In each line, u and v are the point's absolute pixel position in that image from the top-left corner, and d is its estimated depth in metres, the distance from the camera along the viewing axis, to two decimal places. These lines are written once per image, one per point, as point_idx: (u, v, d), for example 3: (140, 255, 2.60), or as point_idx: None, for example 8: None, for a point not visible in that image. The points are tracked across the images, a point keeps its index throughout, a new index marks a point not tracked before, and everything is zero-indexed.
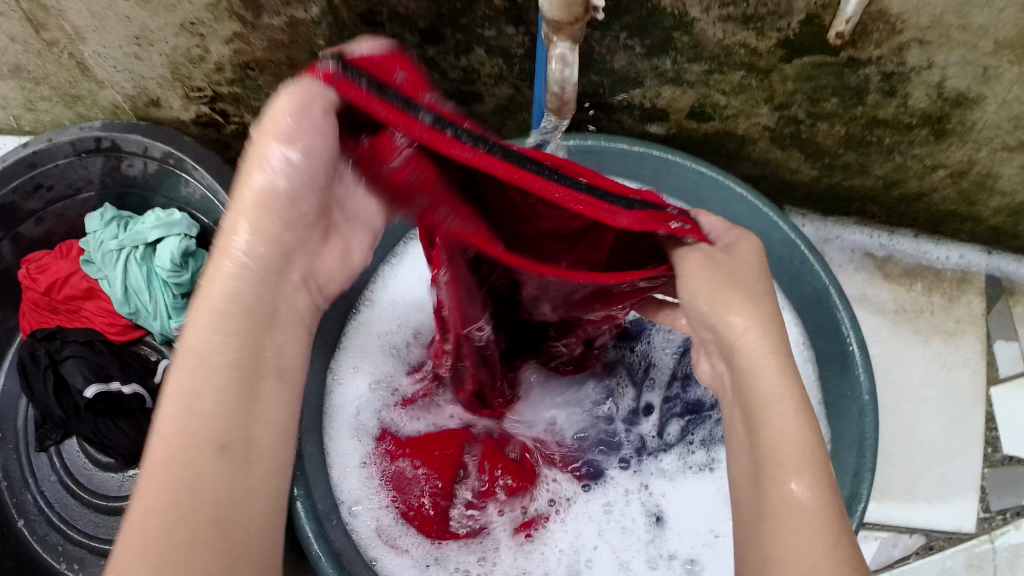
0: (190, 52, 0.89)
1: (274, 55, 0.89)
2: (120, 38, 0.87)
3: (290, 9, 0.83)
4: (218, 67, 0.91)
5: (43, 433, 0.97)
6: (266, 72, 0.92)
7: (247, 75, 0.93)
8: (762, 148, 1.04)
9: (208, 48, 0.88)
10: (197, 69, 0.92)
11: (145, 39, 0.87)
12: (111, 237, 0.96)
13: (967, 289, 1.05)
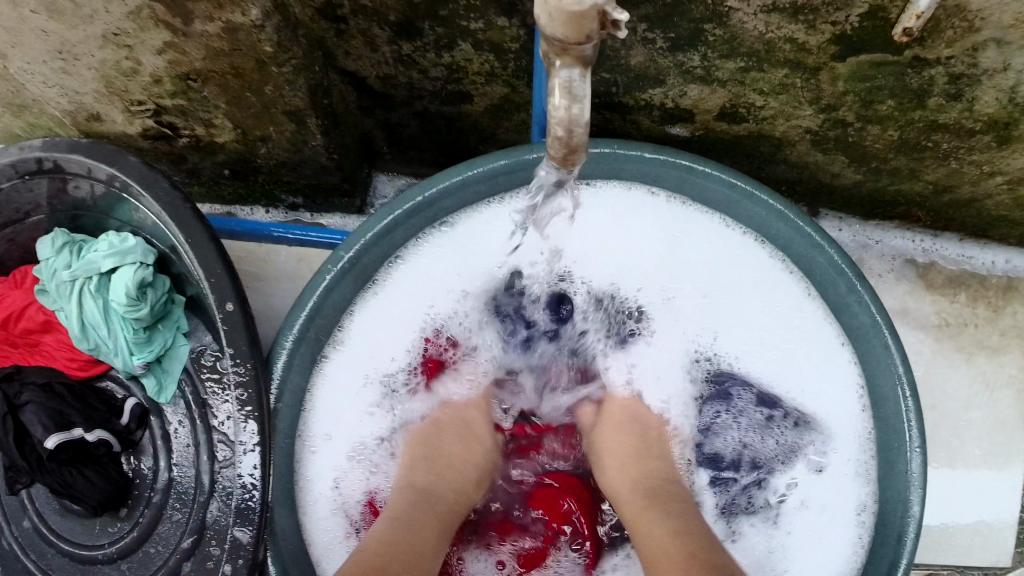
0: (121, 65, 0.75)
1: (216, 65, 0.74)
2: (44, 53, 0.73)
3: (224, 13, 0.67)
4: (156, 80, 0.76)
5: (9, 479, 0.88)
6: (210, 83, 0.76)
7: (189, 87, 0.77)
8: (801, 151, 0.92)
9: (138, 61, 0.74)
10: (133, 82, 0.77)
11: (68, 53, 0.73)
12: (63, 266, 0.85)
13: (1013, 299, 0.95)
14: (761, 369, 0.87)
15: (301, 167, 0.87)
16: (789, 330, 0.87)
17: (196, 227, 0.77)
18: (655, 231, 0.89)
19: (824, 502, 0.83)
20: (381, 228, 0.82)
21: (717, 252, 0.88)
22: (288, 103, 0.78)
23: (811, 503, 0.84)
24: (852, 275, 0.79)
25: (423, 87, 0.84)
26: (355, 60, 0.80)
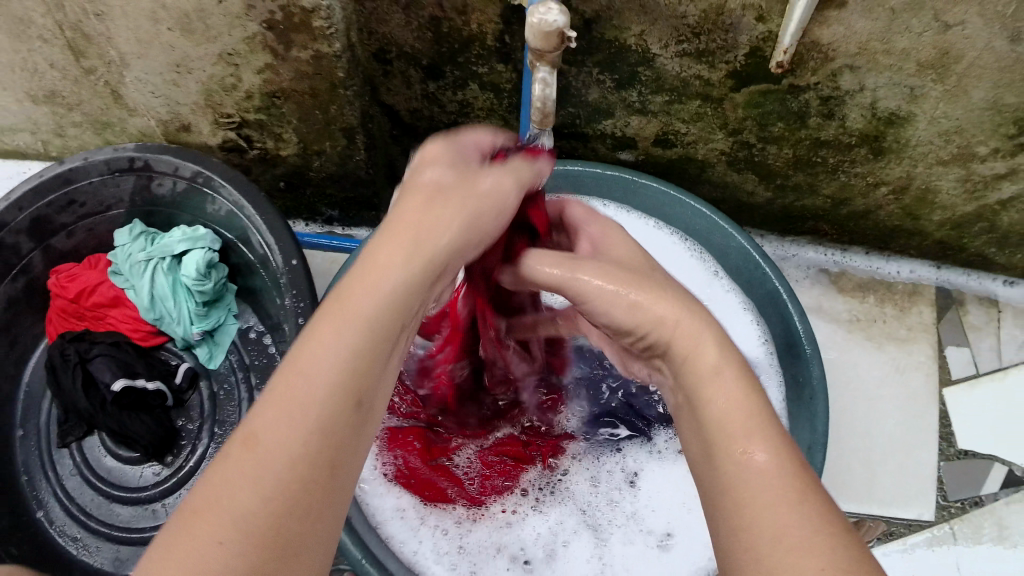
0: (224, 80, 1.00)
1: (298, 85, 0.99)
2: (163, 65, 0.99)
3: (315, 45, 0.92)
4: (248, 95, 1.02)
5: (66, 429, 1.05)
6: (290, 101, 1.01)
7: (273, 104, 1.02)
8: (720, 171, 1.16)
9: (240, 78, 0.99)
10: (228, 96, 1.02)
11: (184, 66, 0.98)
12: (138, 250, 1.07)
13: (918, 301, 1.15)
14: None
15: (343, 180, 1.14)
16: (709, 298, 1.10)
17: (272, 214, 0.99)
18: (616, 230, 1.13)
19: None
20: None
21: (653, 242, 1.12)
22: (343, 121, 1.04)
23: None
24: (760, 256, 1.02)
25: (441, 122, 1.11)
26: (393, 95, 1.07)
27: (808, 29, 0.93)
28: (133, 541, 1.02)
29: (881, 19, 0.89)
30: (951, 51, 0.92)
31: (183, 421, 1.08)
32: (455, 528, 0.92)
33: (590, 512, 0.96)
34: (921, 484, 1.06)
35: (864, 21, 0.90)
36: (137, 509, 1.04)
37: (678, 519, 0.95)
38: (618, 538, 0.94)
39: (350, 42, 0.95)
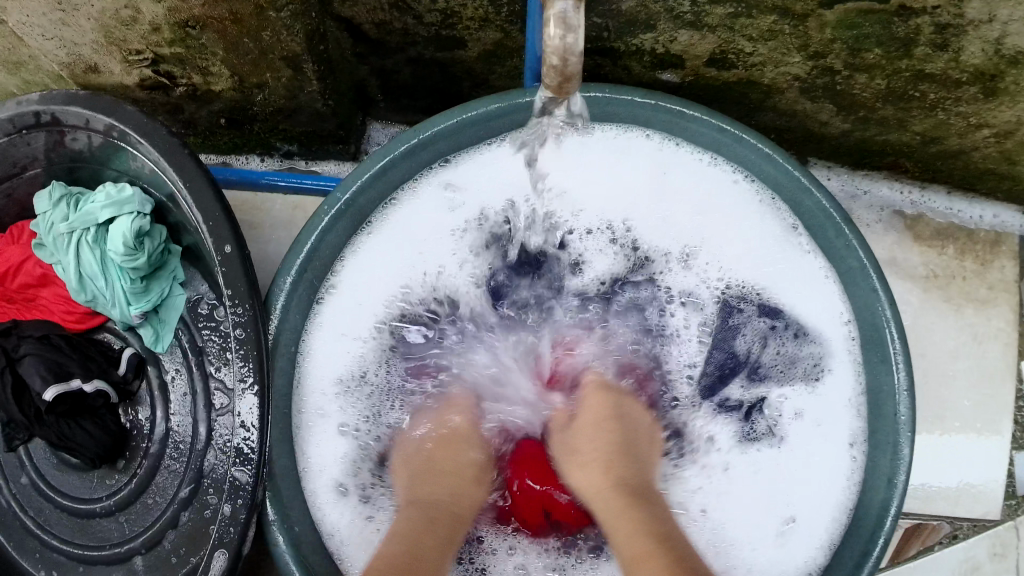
0: (119, 14, 0.74)
1: (215, 12, 0.73)
2: (42, 3, 0.73)
3: None
4: (154, 28, 0.76)
5: (8, 433, 0.89)
6: (208, 30, 0.76)
7: (187, 35, 0.77)
8: (790, 98, 0.93)
9: (138, 10, 0.73)
10: (131, 31, 0.76)
11: (66, 2, 0.72)
12: (60, 218, 0.85)
13: (1001, 253, 0.97)
14: (757, 288, 0.90)
15: (297, 114, 0.90)
16: (777, 257, 0.90)
17: (197, 176, 0.78)
18: (632, 168, 0.92)
19: (816, 417, 0.87)
20: (370, 178, 0.84)
21: (709, 185, 0.90)
22: (285, 48, 0.79)
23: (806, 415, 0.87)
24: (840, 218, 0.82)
25: (418, 34, 0.85)
26: (353, 7, 0.81)
27: None
28: (95, 560, 0.88)
29: None
30: None
31: (132, 419, 0.91)
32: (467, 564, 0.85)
33: None
34: (987, 472, 0.94)
35: None
36: (94, 524, 0.90)
37: (746, 547, 0.84)
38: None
39: None
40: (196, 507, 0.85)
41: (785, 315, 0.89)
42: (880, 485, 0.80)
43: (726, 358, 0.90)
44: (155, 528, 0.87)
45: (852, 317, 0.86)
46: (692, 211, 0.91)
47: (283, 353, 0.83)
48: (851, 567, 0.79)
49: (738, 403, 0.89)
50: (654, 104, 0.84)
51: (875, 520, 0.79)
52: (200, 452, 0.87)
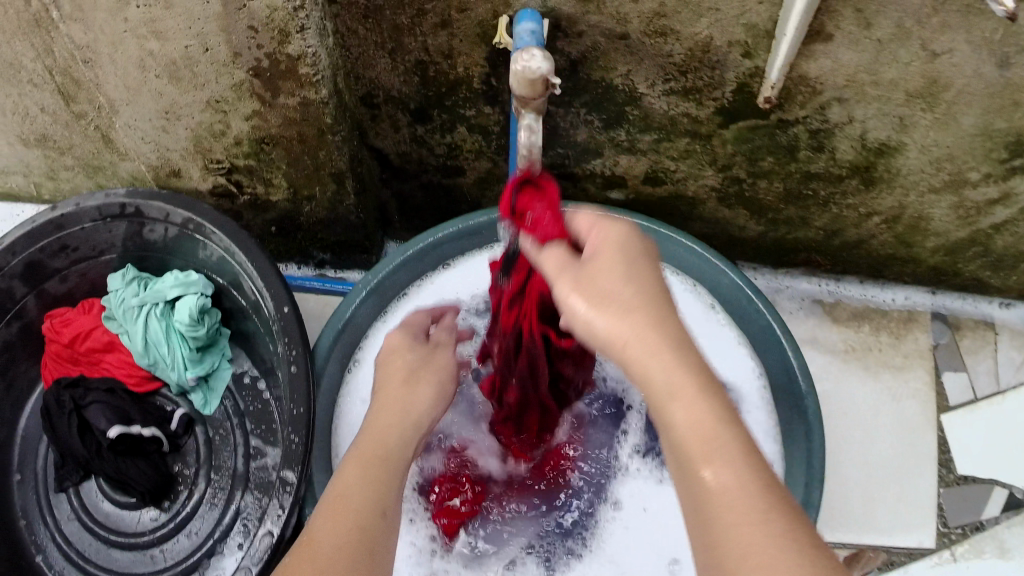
0: (213, 126, 1.01)
1: (287, 131, 1.00)
2: (152, 112, 0.99)
3: (303, 90, 0.94)
4: (237, 141, 1.03)
5: (62, 474, 1.05)
6: (279, 146, 1.03)
7: (262, 149, 1.04)
8: (711, 208, 1.16)
9: (229, 124, 1.00)
10: (218, 142, 1.03)
11: (173, 113, 0.99)
12: (131, 294, 1.08)
13: (914, 328, 1.15)
14: None
15: (335, 224, 1.15)
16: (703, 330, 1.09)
17: (259, 254, 0.99)
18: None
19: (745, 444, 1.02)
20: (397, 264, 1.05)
21: None
22: (333, 165, 1.05)
23: None
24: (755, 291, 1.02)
25: (430, 164, 1.16)
26: (383, 139, 1.12)
27: (796, 61, 0.92)
28: None
29: (866, 50, 0.87)
30: (939, 80, 0.90)
31: (180, 467, 1.08)
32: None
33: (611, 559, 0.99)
34: (920, 512, 1.06)
35: (849, 52, 0.88)
36: (135, 555, 1.04)
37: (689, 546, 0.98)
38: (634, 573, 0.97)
39: (338, 86, 0.98)
40: (234, 538, 1.03)
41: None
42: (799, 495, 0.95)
43: None
44: (191, 556, 1.03)
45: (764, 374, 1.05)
46: None
47: (324, 391, 1.01)
48: None
49: None
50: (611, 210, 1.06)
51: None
52: (238, 491, 1.05)
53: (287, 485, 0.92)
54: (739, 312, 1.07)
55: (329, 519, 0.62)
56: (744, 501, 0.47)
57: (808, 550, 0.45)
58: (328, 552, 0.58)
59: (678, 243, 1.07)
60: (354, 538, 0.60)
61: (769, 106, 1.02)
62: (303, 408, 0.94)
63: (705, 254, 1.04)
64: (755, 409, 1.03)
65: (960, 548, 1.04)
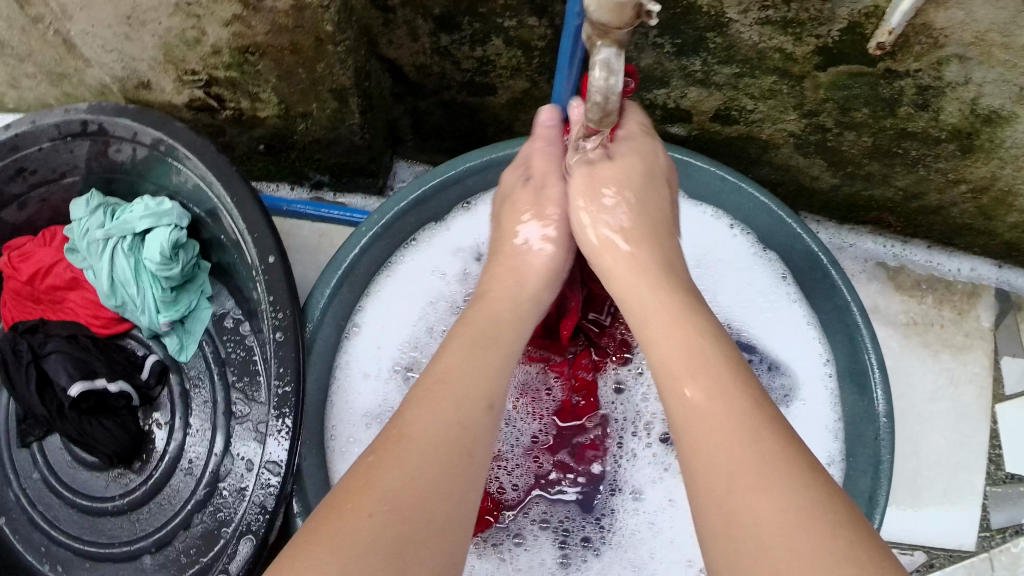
0: (184, 33, 0.81)
1: (275, 40, 0.79)
2: (111, 17, 0.80)
3: None
4: (215, 51, 0.82)
5: (26, 429, 0.94)
6: (266, 57, 0.82)
7: (246, 61, 0.83)
8: (785, 153, 0.98)
9: (204, 31, 0.80)
10: (192, 52, 0.83)
11: (137, 18, 0.79)
12: (96, 225, 0.91)
13: (977, 303, 1.04)
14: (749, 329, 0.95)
15: (334, 145, 0.94)
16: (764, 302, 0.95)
17: (244, 192, 0.83)
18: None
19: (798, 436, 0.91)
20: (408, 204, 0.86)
21: (703, 235, 0.96)
22: (335, 80, 0.84)
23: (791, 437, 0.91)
24: (828, 261, 0.86)
25: (454, 79, 0.89)
26: (397, 48, 0.86)
27: (921, 10, 0.73)
28: (102, 558, 0.91)
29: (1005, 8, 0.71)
30: None
31: (151, 424, 0.94)
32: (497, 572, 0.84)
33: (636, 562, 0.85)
34: (962, 494, 0.99)
35: (985, 9, 0.71)
36: (105, 521, 0.93)
37: None
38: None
39: None
40: (210, 508, 0.89)
41: (761, 350, 0.94)
42: (863, 505, 0.82)
43: None
44: (166, 527, 0.90)
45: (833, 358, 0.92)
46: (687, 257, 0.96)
47: (316, 357, 0.84)
48: None
49: None
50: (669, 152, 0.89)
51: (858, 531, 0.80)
52: (216, 457, 0.90)
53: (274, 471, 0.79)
54: (809, 284, 0.92)
55: (445, 356, 0.61)
56: (779, 507, 0.46)
57: (823, 520, 0.45)
58: (417, 434, 0.54)
59: (749, 195, 0.90)
60: (450, 414, 0.56)
61: (881, 55, 0.80)
62: (289, 386, 0.79)
63: (774, 208, 0.89)
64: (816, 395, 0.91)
65: (1000, 553, 0.97)
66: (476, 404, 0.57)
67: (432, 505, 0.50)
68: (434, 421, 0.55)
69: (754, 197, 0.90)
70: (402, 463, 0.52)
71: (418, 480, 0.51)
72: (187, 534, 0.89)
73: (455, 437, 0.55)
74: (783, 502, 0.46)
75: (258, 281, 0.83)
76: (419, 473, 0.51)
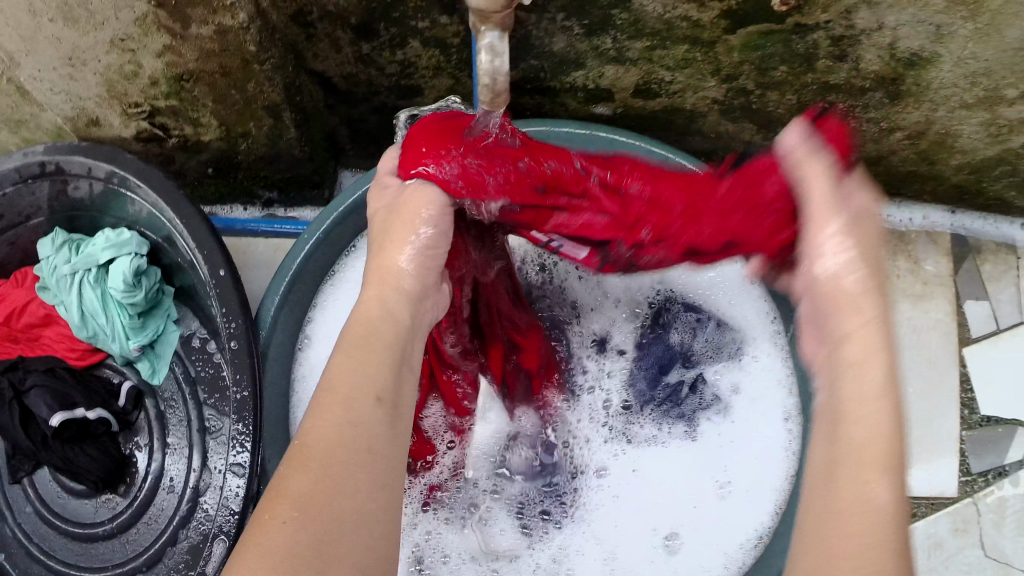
0: (123, 68, 0.85)
1: (207, 65, 0.84)
2: (53, 60, 0.84)
3: (218, 17, 0.78)
4: (153, 82, 0.87)
5: (15, 466, 0.96)
6: (201, 82, 0.87)
7: (182, 88, 0.88)
8: (713, 120, 1.00)
9: (139, 64, 0.85)
10: (132, 85, 0.88)
11: (77, 59, 0.84)
12: (63, 261, 0.95)
13: (933, 251, 1.04)
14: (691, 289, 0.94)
15: (277, 160, 1.00)
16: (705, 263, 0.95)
17: (191, 211, 0.88)
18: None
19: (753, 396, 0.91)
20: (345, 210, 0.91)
21: None
22: (267, 98, 0.90)
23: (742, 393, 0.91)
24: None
25: (381, 85, 0.95)
26: (323, 61, 0.91)
27: None
28: None
29: None
30: None
31: (132, 447, 0.99)
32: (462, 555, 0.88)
33: (593, 530, 0.89)
34: (939, 445, 1.00)
35: None
36: (97, 546, 0.96)
37: (683, 516, 0.88)
38: (625, 552, 0.87)
39: (260, 8, 0.79)
40: (193, 522, 0.91)
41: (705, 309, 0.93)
42: None
43: (660, 351, 0.92)
44: (155, 545, 0.93)
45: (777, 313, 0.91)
46: None
47: (271, 364, 0.89)
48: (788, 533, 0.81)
49: (677, 387, 0.92)
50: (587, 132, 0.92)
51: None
52: (194, 472, 0.95)
53: (239, 472, 0.84)
54: None
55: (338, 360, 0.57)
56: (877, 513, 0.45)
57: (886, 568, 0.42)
58: (316, 436, 0.52)
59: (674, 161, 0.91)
60: (340, 414, 0.53)
61: (786, 11, 0.81)
62: (248, 390, 0.85)
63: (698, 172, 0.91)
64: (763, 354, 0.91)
65: (983, 497, 0.98)
66: (365, 401, 0.54)
67: (335, 505, 0.48)
68: (325, 424, 0.52)
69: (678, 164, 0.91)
70: (300, 477, 0.49)
71: (324, 489, 0.49)
72: (175, 551, 0.91)
73: (354, 424, 0.52)
74: (871, 494, 0.46)
75: (211, 296, 0.87)
76: (320, 481, 0.49)
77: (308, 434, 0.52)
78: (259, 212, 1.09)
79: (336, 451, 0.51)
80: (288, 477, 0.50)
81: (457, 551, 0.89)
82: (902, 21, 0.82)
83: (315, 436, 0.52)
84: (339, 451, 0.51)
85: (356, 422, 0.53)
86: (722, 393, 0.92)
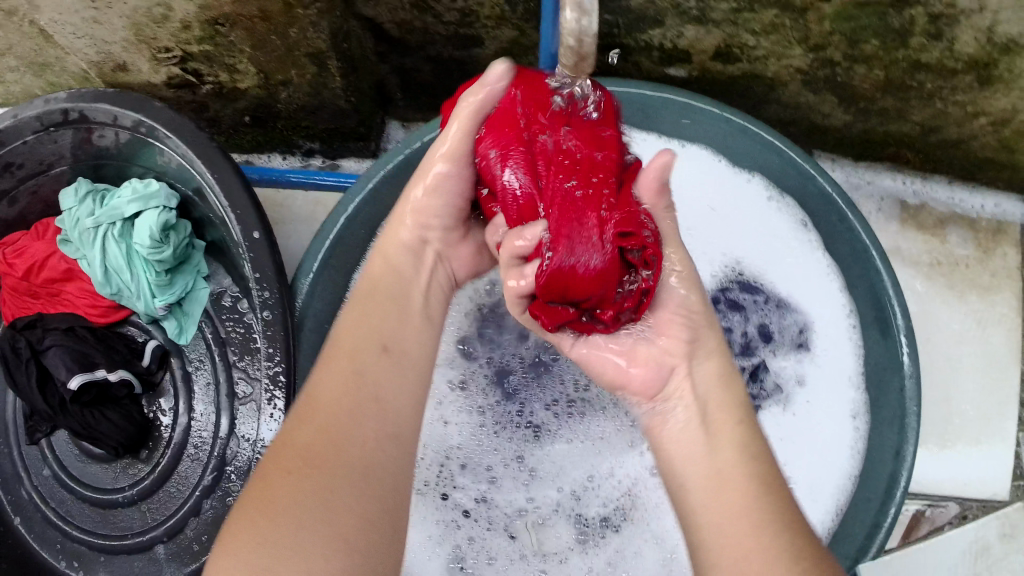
0: (153, 11, 0.77)
1: (246, 10, 0.76)
2: (77, 2, 0.76)
3: None
4: (186, 26, 0.79)
5: (32, 425, 0.92)
6: (238, 28, 0.79)
7: (218, 32, 0.80)
8: (792, 90, 0.93)
9: (171, 8, 0.76)
10: (162, 29, 0.80)
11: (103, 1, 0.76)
12: (86, 214, 0.88)
13: (1003, 241, 1.00)
14: (771, 280, 0.90)
15: (320, 110, 0.93)
16: (778, 251, 0.90)
17: (225, 166, 0.80)
18: None
19: (821, 391, 0.86)
20: (396, 166, 0.82)
21: (703, 180, 0.91)
22: (311, 45, 0.81)
23: (806, 380, 0.87)
24: (843, 203, 0.81)
25: (438, 32, 0.85)
26: (375, 7, 0.81)
27: None
28: (117, 550, 0.90)
29: None
30: None
31: (156, 410, 0.93)
32: (504, 552, 0.83)
33: (652, 530, 0.83)
34: (993, 447, 0.96)
35: None
36: (117, 514, 0.91)
37: None
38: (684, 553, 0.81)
39: None
40: (219, 493, 0.86)
41: (770, 291, 0.90)
42: (888, 461, 0.78)
43: None
44: (178, 515, 0.88)
45: (852, 304, 0.86)
46: (695, 206, 0.92)
47: (310, 333, 0.82)
48: (862, 539, 0.76)
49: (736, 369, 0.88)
50: (661, 93, 0.83)
51: (883, 492, 0.77)
52: (222, 441, 0.88)
53: None
54: (821, 229, 0.86)
55: (323, 369, 0.57)
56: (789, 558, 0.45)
57: None
58: (292, 455, 0.51)
59: (757, 132, 0.83)
60: (347, 364, 0.57)
61: None
62: (282, 364, 0.78)
63: (781, 147, 0.83)
64: (834, 345, 0.86)
65: None
66: (372, 350, 0.58)
67: (333, 482, 0.50)
68: (293, 444, 0.52)
69: (760, 135, 0.84)
70: (279, 497, 0.49)
71: (284, 514, 0.48)
72: (198, 521, 0.86)
73: (344, 445, 0.52)
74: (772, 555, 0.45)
75: (243, 258, 0.80)
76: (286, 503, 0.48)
77: (282, 459, 0.51)
78: (300, 163, 1.02)
79: (319, 475, 0.50)
80: (247, 500, 0.49)
81: (495, 552, 0.83)
82: (1007, 7, 0.74)
83: (289, 452, 0.51)
84: (323, 485, 0.49)
85: (346, 442, 0.52)
86: (784, 382, 0.87)
